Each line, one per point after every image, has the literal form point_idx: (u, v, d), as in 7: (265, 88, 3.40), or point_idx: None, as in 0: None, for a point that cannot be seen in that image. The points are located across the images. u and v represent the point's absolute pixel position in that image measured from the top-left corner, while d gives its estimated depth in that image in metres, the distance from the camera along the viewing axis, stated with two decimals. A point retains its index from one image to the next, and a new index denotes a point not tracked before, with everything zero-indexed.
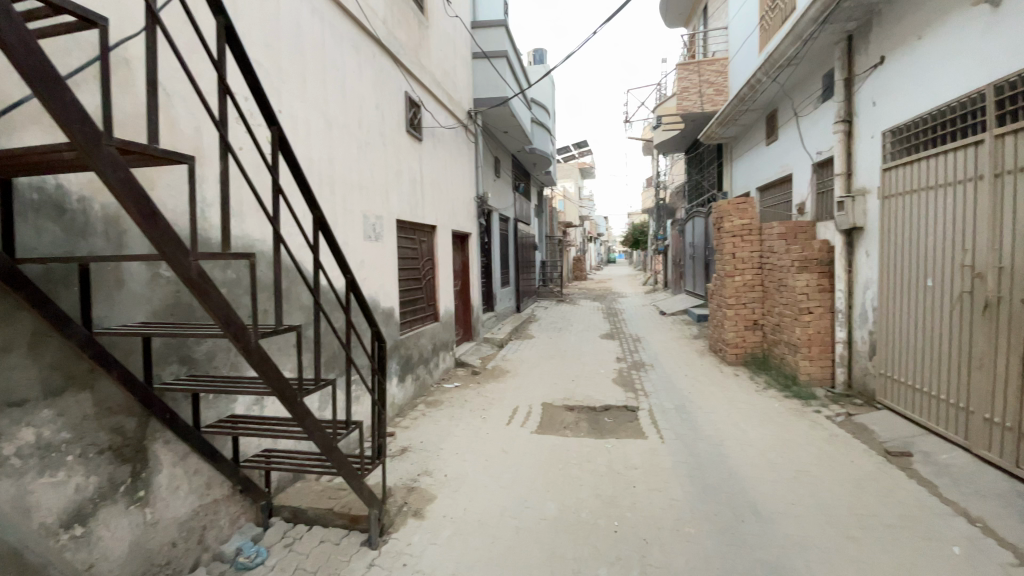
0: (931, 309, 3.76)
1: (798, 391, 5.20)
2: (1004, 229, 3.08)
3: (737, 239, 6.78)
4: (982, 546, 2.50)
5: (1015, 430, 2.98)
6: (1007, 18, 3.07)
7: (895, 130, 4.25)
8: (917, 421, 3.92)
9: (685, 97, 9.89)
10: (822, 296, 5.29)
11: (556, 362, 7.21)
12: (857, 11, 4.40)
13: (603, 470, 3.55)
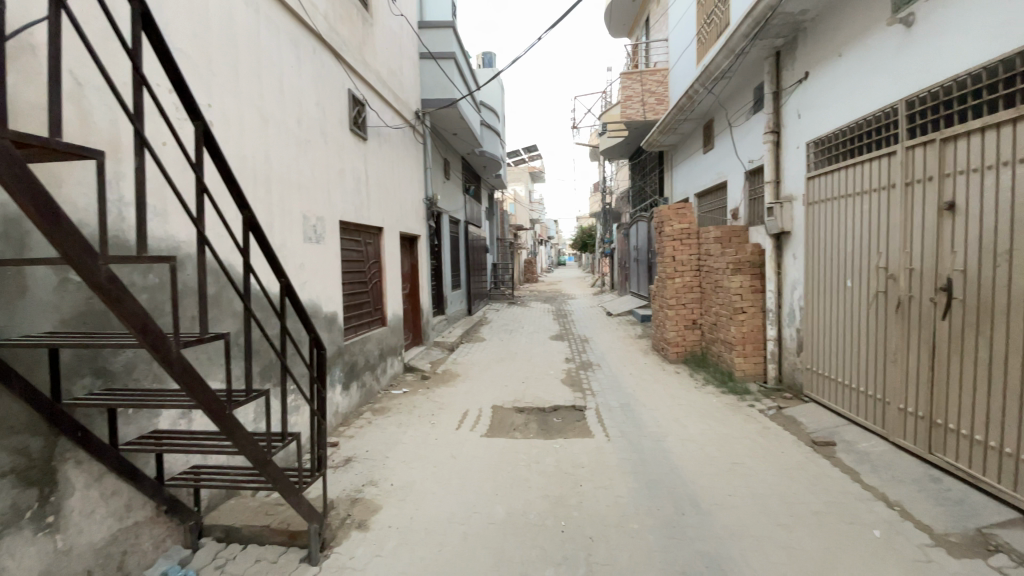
0: (851, 308, 4.06)
1: (734, 387, 5.47)
2: (914, 233, 3.37)
3: (676, 243, 7.07)
4: (896, 527, 2.72)
5: (926, 418, 3.25)
6: (915, 40, 3.37)
7: (818, 141, 4.57)
8: (840, 412, 4.22)
9: (627, 105, 10.19)
10: (755, 296, 5.59)
11: (506, 364, 7.22)
12: (785, 28, 4.69)
13: (551, 470, 3.58)
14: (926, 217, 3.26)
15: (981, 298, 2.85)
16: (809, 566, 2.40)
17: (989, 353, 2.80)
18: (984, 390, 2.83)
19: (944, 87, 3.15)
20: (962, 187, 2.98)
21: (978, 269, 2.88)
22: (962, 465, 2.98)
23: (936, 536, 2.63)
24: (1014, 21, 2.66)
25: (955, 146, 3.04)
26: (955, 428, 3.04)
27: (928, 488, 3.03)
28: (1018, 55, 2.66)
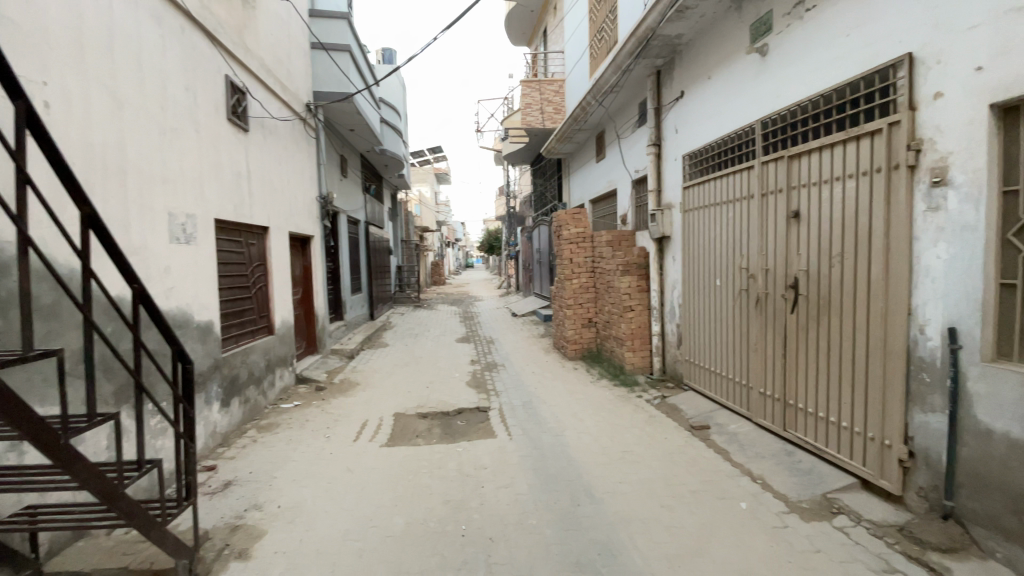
0: (721, 304, 4.53)
1: (625, 379, 5.86)
2: (768, 237, 3.86)
3: (573, 246, 7.40)
4: (761, 499, 3.08)
5: (781, 400, 3.73)
6: (768, 69, 3.86)
7: (692, 155, 5.04)
8: (713, 398, 4.69)
9: (528, 113, 10.44)
10: (642, 295, 6.04)
11: (409, 370, 7.02)
12: (663, 49, 5.12)
13: (453, 474, 3.54)
14: (778, 223, 3.74)
15: (821, 293, 3.33)
16: (688, 541, 2.63)
17: (828, 340, 3.28)
18: (825, 372, 3.31)
19: (790, 111, 3.65)
20: (806, 198, 3.46)
21: (818, 268, 3.36)
22: (808, 438, 3.45)
23: (791, 503, 3.02)
24: (842, 58, 3.15)
25: (801, 162, 3.52)
26: (804, 407, 3.51)
27: (784, 462, 3.47)
28: (845, 87, 3.15)
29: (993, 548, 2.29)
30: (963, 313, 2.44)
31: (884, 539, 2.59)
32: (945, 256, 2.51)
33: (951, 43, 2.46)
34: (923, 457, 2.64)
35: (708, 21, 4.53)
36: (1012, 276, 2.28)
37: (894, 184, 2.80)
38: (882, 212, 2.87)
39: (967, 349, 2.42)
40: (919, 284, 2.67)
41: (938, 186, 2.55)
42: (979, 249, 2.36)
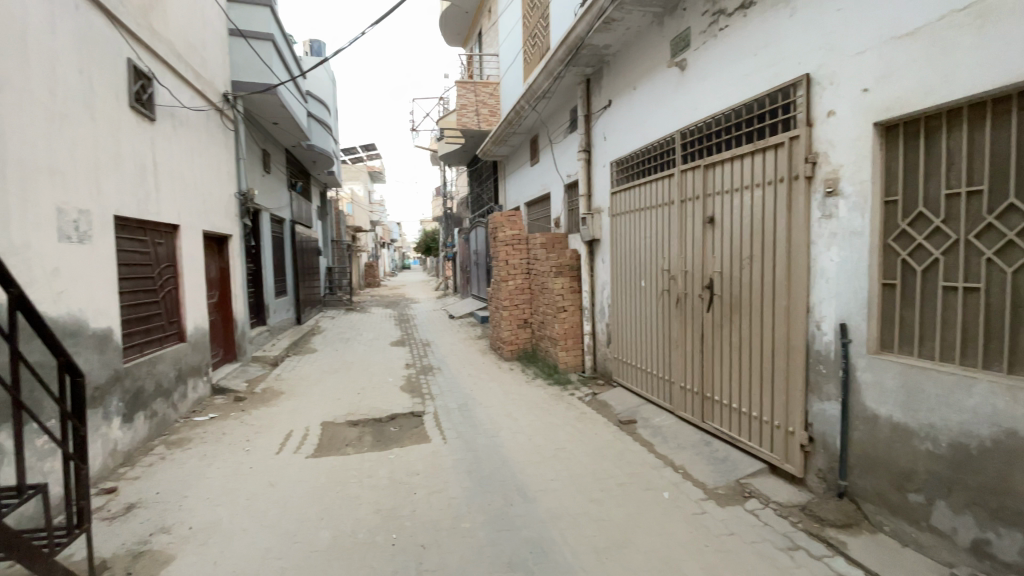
0: (646, 304, 4.76)
1: (558, 378, 6.00)
2: (687, 240, 4.11)
3: (509, 248, 7.45)
4: (682, 488, 3.27)
5: (699, 393, 3.98)
6: (687, 82, 4.11)
7: (619, 161, 5.25)
8: (640, 393, 4.91)
9: (464, 114, 10.42)
10: (574, 296, 6.23)
11: (338, 376, 6.74)
12: (592, 58, 5.30)
13: (384, 482, 3.45)
14: (695, 228, 3.99)
15: (734, 293, 3.59)
16: (615, 533, 2.74)
17: (739, 337, 3.55)
18: (737, 366, 3.57)
19: (706, 123, 3.90)
20: (720, 204, 3.71)
21: (730, 270, 3.63)
22: (723, 428, 3.71)
23: (710, 491, 3.23)
24: (751, 76, 3.42)
25: (715, 171, 3.78)
26: (720, 399, 3.75)
27: (703, 451, 3.70)
28: (754, 103, 3.42)
29: (881, 522, 2.57)
30: (852, 310, 2.72)
31: (790, 518, 2.83)
32: (837, 259, 2.80)
33: (842, 67, 2.74)
34: (821, 441, 2.91)
35: (634, 33, 4.74)
36: (891, 277, 2.58)
37: (794, 194, 3.09)
38: (785, 218, 3.15)
39: (855, 343, 2.70)
40: (815, 284, 2.95)
41: (831, 195, 2.83)
42: (864, 252, 2.64)
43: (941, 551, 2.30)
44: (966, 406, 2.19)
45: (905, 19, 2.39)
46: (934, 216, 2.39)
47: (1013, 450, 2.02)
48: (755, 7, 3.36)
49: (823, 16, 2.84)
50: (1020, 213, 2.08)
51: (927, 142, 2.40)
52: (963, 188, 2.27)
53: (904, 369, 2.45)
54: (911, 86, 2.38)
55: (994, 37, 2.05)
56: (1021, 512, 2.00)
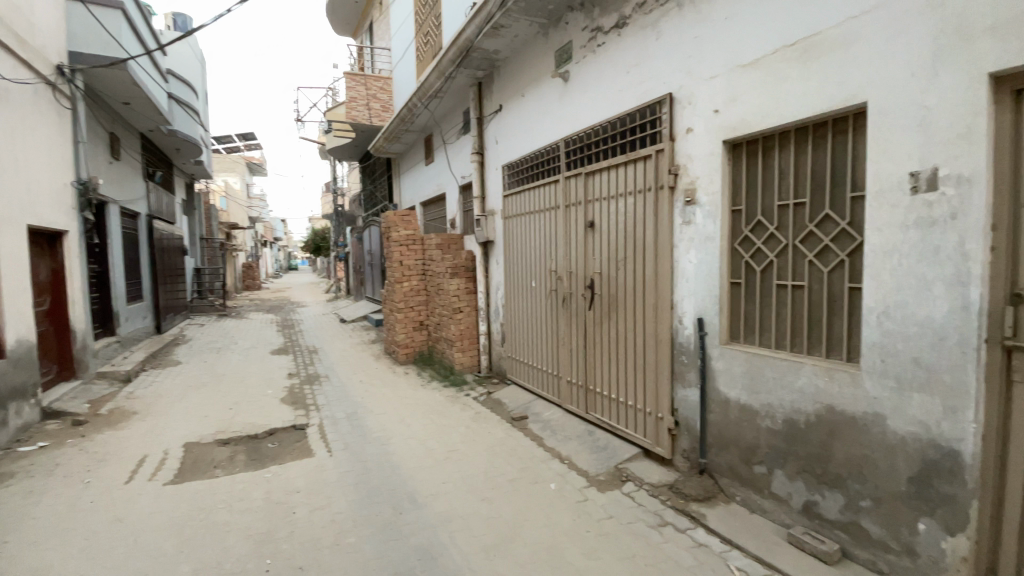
0: (536, 304, 4.93)
1: (454, 380, 5.97)
2: (572, 243, 4.32)
3: (402, 248, 7.23)
4: (568, 479, 3.44)
5: (583, 386, 4.21)
6: (570, 93, 4.32)
7: (510, 165, 5.37)
8: (531, 389, 5.07)
9: (353, 107, 9.90)
10: (470, 297, 6.22)
11: (208, 391, 6.03)
12: (483, 62, 5.37)
13: (259, 504, 3.16)
14: (578, 232, 4.22)
15: (612, 292, 3.85)
16: (504, 529, 2.79)
17: (617, 333, 3.82)
18: (616, 360, 3.84)
19: (587, 133, 4.13)
20: (600, 209, 3.96)
21: (609, 271, 3.88)
22: (604, 418, 3.96)
23: (592, 478, 3.44)
24: (624, 92, 3.70)
25: (595, 179, 4.02)
26: (601, 391, 4.00)
27: (587, 441, 3.92)
28: (626, 116, 3.69)
29: (733, 493, 2.92)
30: (707, 306, 3.06)
31: (660, 497, 3.11)
32: (695, 262, 3.13)
33: (698, 90, 3.08)
34: (685, 424, 3.24)
35: (522, 41, 4.87)
36: (738, 276, 2.96)
37: (660, 202, 3.40)
38: (654, 223, 3.45)
39: (711, 335, 3.04)
40: (678, 283, 3.27)
41: (690, 204, 3.16)
42: (716, 255, 2.99)
43: (780, 513, 2.67)
44: (795, 386, 2.57)
45: (747, 51, 2.75)
46: (770, 223, 2.76)
47: (831, 422, 2.41)
48: (628, 28, 3.63)
49: (683, 43, 3.17)
50: (832, 222, 2.48)
51: (764, 159, 2.79)
52: (791, 200, 2.65)
53: (748, 358, 2.82)
54: (753, 110, 2.74)
55: (814, 73, 2.43)
56: (837, 474, 2.39)
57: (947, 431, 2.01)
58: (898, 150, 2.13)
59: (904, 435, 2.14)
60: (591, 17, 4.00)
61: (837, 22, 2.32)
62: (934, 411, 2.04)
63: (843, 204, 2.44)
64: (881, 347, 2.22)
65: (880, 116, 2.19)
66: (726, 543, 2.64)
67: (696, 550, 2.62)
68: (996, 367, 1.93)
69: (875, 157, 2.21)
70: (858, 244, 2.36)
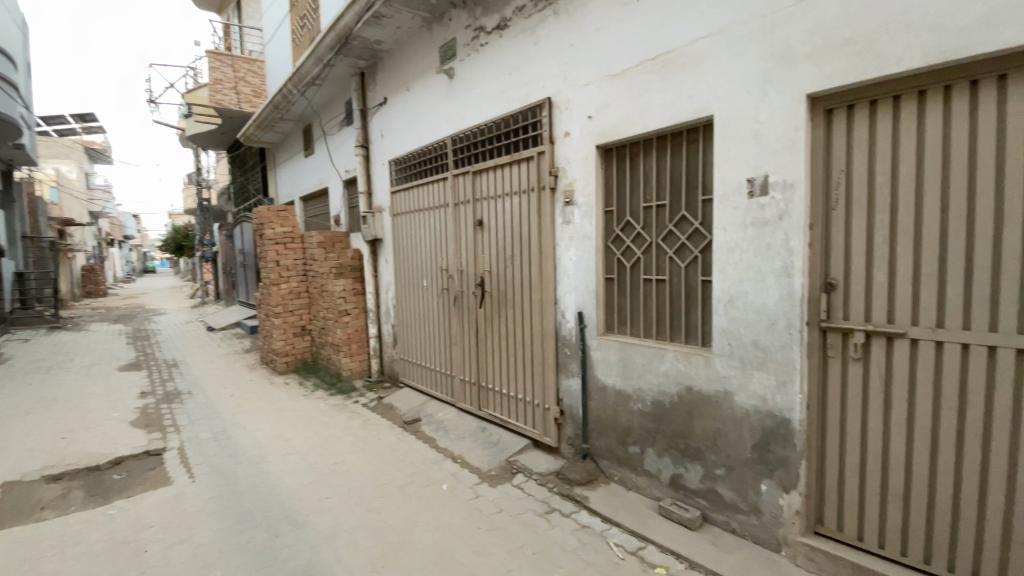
0: (428, 304, 4.84)
1: (341, 387, 5.65)
2: (461, 242, 4.31)
3: (278, 247, 6.64)
4: (460, 478, 3.43)
5: (475, 383, 4.22)
6: (455, 90, 4.30)
7: (396, 160, 5.20)
8: (424, 390, 4.97)
9: (218, 90, 8.88)
10: (357, 298, 5.92)
11: (30, 419, 5.03)
12: (365, 52, 5.12)
13: (99, 546, 2.71)
14: (467, 230, 4.22)
15: (501, 290, 3.91)
16: (393, 538, 2.71)
17: (507, 330, 3.89)
18: (505, 356, 3.91)
19: (473, 131, 4.13)
20: (488, 208, 3.99)
21: (497, 268, 3.94)
22: (495, 414, 4.02)
23: (484, 474, 3.47)
24: (507, 93, 3.76)
25: (482, 177, 4.04)
26: (492, 387, 4.05)
27: (479, 438, 3.94)
28: (510, 117, 3.76)
29: (612, 473, 3.14)
30: (586, 300, 3.24)
31: (548, 485, 3.23)
32: (575, 259, 3.30)
33: (574, 95, 3.23)
34: (569, 413, 3.40)
35: (404, 34, 4.73)
36: (611, 272, 3.17)
37: (543, 202, 3.51)
38: (537, 223, 3.56)
39: (590, 327, 3.22)
40: (561, 280, 3.41)
41: (569, 204, 3.31)
42: (593, 252, 3.17)
43: (651, 487, 2.92)
44: (661, 370, 2.83)
45: (616, 61, 2.95)
46: (637, 223, 2.99)
47: (691, 401, 2.69)
48: (509, 30, 3.70)
49: (560, 48, 3.30)
50: (687, 223, 2.76)
51: (632, 163, 3.01)
52: (654, 201, 2.90)
53: (621, 347, 3.04)
54: (622, 117, 2.94)
55: (671, 86, 2.68)
56: (697, 448, 2.68)
57: (780, 402, 2.34)
58: (739, 158, 2.42)
59: (747, 408, 2.46)
60: (474, 16, 4.00)
61: (690, 40, 2.58)
62: (770, 385, 2.36)
63: (695, 206, 2.72)
64: (729, 333, 2.51)
65: (725, 127, 2.47)
66: (607, 521, 2.82)
67: (579, 532, 2.76)
68: (814, 345, 2.28)
69: (721, 164, 2.49)
70: (708, 241, 2.66)
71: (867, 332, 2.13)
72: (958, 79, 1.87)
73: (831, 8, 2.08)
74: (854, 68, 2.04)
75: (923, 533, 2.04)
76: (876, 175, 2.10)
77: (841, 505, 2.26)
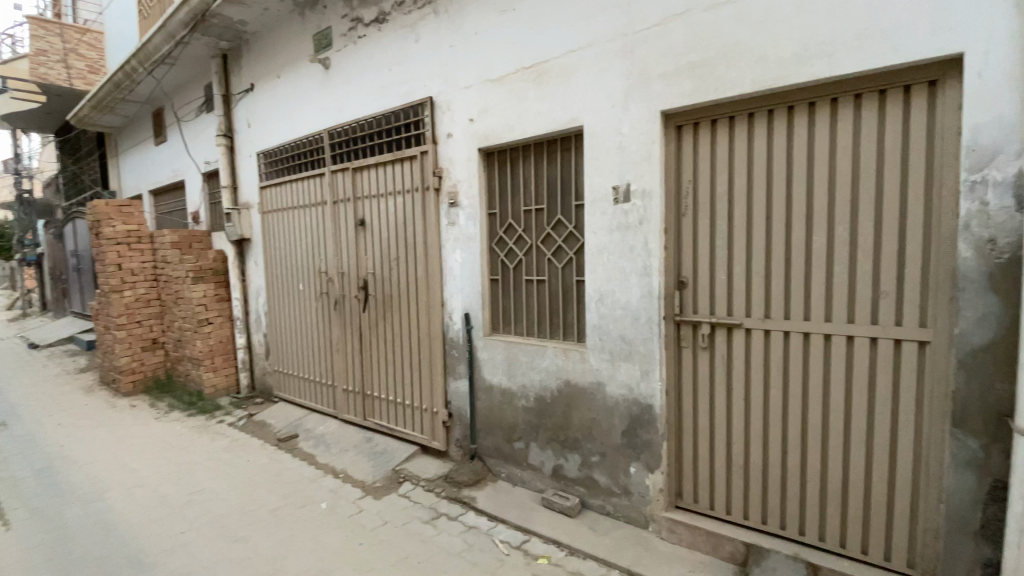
0: (306, 309, 4.51)
1: (203, 406, 5.05)
2: (341, 243, 4.09)
3: (121, 247, 5.75)
4: (342, 494, 3.24)
5: (359, 392, 4.03)
6: (331, 82, 4.05)
7: (267, 153, 4.77)
8: (303, 403, 4.63)
9: (40, 62, 7.52)
10: (221, 305, 5.34)
11: None
12: (227, 32, 4.63)
13: None
14: (347, 231, 4.01)
15: (385, 293, 3.78)
16: (263, 568, 2.48)
17: (392, 334, 3.77)
18: (391, 362, 3.79)
19: (352, 127, 3.92)
20: (369, 208, 3.83)
21: (380, 270, 3.80)
22: (381, 422, 3.88)
23: (367, 487, 3.32)
24: (387, 88, 3.63)
25: (362, 175, 3.87)
26: (378, 395, 3.90)
27: (363, 449, 3.77)
28: (390, 115, 3.64)
29: (499, 471, 3.19)
30: (472, 302, 3.25)
31: (435, 490, 3.18)
32: (461, 261, 3.29)
33: (455, 97, 3.22)
34: (457, 416, 3.39)
35: (272, 17, 4.36)
36: (496, 273, 3.22)
37: (426, 203, 3.45)
38: (421, 223, 3.49)
39: (476, 328, 3.25)
40: (447, 281, 3.39)
41: (453, 206, 3.30)
42: (477, 254, 3.19)
43: (535, 481, 3.02)
44: (542, 367, 2.93)
45: (495, 67, 2.99)
46: (518, 225, 3.07)
47: (568, 396, 2.83)
48: (388, 24, 3.58)
49: (440, 48, 3.27)
50: (563, 226, 2.89)
51: (513, 167, 3.08)
52: (533, 205, 2.99)
53: (506, 346, 3.10)
54: (501, 122, 2.99)
55: (546, 94, 2.78)
56: (575, 439, 2.82)
57: (644, 390, 2.55)
58: (606, 166, 2.59)
59: (617, 398, 2.64)
60: (349, 6, 3.81)
61: (562, 53, 2.70)
62: (636, 375, 2.57)
63: (570, 211, 2.86)
64: (600, 329, 2.68)
65: (593, 137, 2.63)
66: (492, 520, 2.86)
67: (465, 534, 2.76)
68: (670, 336, 2.53)
69: (590, 172, 2.65)
70: (581, 243, 2.81)
71: (712, 324, 2.41)
72: (778, 105, 2.17)
73: (679, 34, 2.31)
74: (700, 90, 2.28)
75: (758, 497, 2.35)
76: (717, 185, 2.37)
77: (696, 480, 2.54)
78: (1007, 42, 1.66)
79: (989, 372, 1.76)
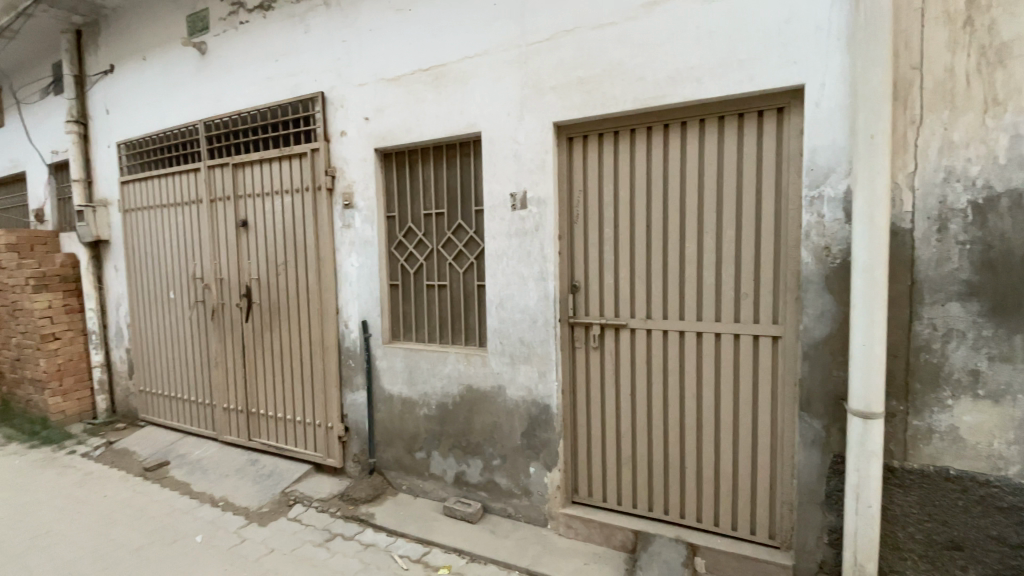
0: (179, 320, 4.05)
1: (48, 436, 4.34)
2: (220, 247, 3.73)
3: None
4: (222, 523, 2.95)
5: (243, 410, 3.69)
6: (207, 69, 3.68)
7: (130, 144, 4.22)
8: (176, 426, 4.15)
9: None
10: (71, 318, 4.63)
11: None
12: (79, 3, 4.04)
13: None
14: (227, 233, 3.66)
15: (271, 302, 3.51)
16: None
17: (280, 345, 3.51)
18: (279, 376, 3.52)
19: (233, 119, 3.59)
20: (252, 209, 3.53)
21: (266, 277, 3.52)
22: (269, 441, 3.59)
23: (252, 513, 3.06)
24: (273, 80, 3.37)
25: (244, 172, 3.56)
26: (265, 413, 3.60)
27: (247, 473, 3.46)
28: (277, 109, 3.39)
29: (400, 483, 3.10)
30: (369, 308, 3.12)
31: (330, 510, 3.01)
32: (357, 266, 3.15)
33: (349, 94, 3.08)
34: (354, 428, 3.24)
35: None
36: (395, 278, 3.12)
37: (317, 205, 3.26)
38: (313, 226, 3.29)
39: (374, 336, 3.12)
40: (342, 287, 3.22)
41: (349, 207, 3.15)
42: (375, 259, 3.07)
43: (437, 490, 2.98)
44: (443, 373, 2.90)
45: (391, 67, 2.91)
46: (419, 229, 3.01)
47: (470, 401, 2.82)
48: (273, 12, 3.33)
49: (332, 42, 3.10)
50: (463, 230, 2.88)
51: (412, 169, 3.01)
52: (433, 209, 2.94)
53: (406, 354, 3.02)
54: (398, 123, 2.91)
55: (443, 97, 2.76)
56: (476, 444, 2.82)
57: (542, 391, 2.61)
58: (503, 173, 2.62)
59: (518, 400, 2.68)
60: None
61: (459, 58, 2.69)
62: (534, 377, 2.62)
63: (469, 216, 2.85)
64: (500, 333, 2.70)
65: (491, 144, 2.65)
66: (392, 535, 2.76)
67: (362, 553, 2.63)
68: (565, 338, 2.61)
69: (488, 178, 2.67)
70: (481, 248, 2.81)
71: (602, 325, 2.53)
72: (658, 121, 2.33)
73: (569, 49, 2.40)
74: (589, 103, 2.38)
75: (644, 486, 2.51)
76: (605, 194, 2.49)
77: (590, 475, 2.65)
78: (836, 78, 1.93)
79: (828, 363, 2.03)
